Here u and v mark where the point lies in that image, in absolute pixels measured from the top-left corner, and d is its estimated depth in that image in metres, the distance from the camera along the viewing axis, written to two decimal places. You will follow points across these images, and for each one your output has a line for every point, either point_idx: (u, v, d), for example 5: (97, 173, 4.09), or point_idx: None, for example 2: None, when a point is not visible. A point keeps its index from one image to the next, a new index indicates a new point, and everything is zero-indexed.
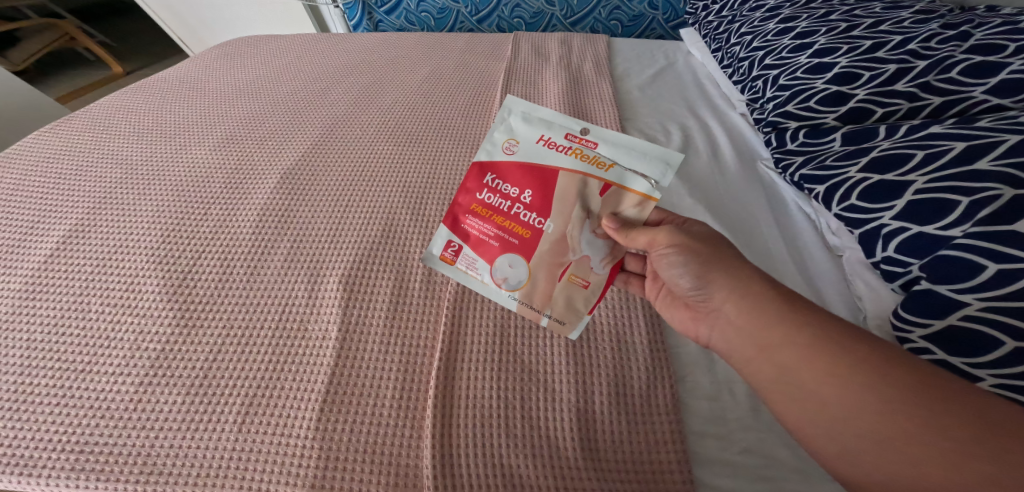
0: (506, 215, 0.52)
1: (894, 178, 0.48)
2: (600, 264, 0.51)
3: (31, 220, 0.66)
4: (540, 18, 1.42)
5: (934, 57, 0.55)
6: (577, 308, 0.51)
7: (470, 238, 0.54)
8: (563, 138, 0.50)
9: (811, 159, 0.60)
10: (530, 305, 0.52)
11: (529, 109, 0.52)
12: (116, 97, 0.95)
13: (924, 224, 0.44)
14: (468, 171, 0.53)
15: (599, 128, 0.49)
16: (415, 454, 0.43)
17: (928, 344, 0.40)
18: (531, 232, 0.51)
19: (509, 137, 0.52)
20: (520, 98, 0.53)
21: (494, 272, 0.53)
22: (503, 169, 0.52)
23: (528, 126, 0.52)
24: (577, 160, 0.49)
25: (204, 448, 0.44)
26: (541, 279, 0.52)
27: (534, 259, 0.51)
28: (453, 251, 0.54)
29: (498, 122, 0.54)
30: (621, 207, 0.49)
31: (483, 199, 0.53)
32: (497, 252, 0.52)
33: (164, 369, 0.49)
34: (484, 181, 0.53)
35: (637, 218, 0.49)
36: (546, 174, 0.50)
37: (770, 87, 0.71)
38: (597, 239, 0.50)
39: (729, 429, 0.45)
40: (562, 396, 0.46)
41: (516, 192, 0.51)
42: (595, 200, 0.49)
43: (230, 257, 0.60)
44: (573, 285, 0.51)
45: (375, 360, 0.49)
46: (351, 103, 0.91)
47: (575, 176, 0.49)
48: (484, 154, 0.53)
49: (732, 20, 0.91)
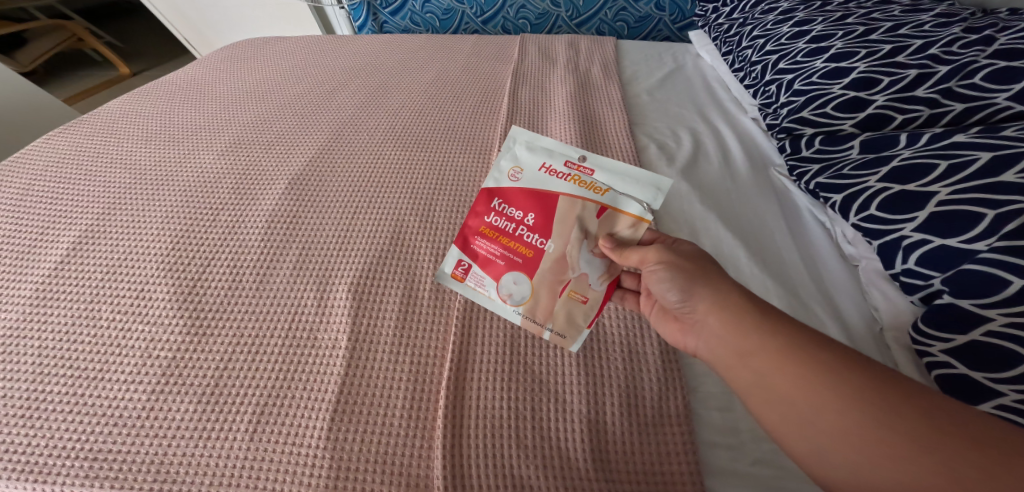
0: (510, 235, 0.55)
1: (916, 188, 0.47)
2: (597, 281, 0.53)
3: (41, 226, 0.66)
4: (546, 19, 1.41)
5: (957, 62, 0.54)
6: (577, 322, 0.52)
7: (478, 258, 0.56)
8: (563, 165, 0.55)
9: (828, 167, 0.59)
10: (533, 319, 0.53)
11: (533, 140, 0.58)
12: (125, 100, 0.96)
13: (946, 237, 0.43)
14: (477, 196, 0.57)
15: (595, 157, 0.54)
16: (425, 464, 0.43)
17: (950, 359, 0.40)
18: (534, 252, 0.54)
19: (515, 165, 0.57)
20: (525, 130, 0.58)
21: (500, 289, 0.54)
22: (509, 194, 0.56)
23: (532, 155, 0.57)
24: (576, 185, 0.53)
25: (216, 457, 0.44)
26: (543, 296, 0.53)
27: (536, 277, 0.54)
28: (463, 269, 0.56)
29: (504, 151, 0.59)
30: (616, 228, 0.52)
31: (490, 221, 0.56)
32: (503, 270, 0.54)
33: (176, 377, 0.49)
34: (491, 205, 0.56)
35: (631, 238, 0.51)
36: (548, 199, 0.54)
37: (784, 92, 0.71)
38: (596, 257, 0.53)
39: (741, 440, 0.44)
40: (573, 407, 0.46)
41: (521, 215, 0.55)
42: (592, 221, 0.52)
43: (239, 264, 0.60)
44: (573, 300, 0.53)
45: (385, 369, 0.49)
46: (357, 107, 0.91)
47: (575, 199, 0.53)
48: (492, 181, 0.57)
49: (744, 23, 0.90)
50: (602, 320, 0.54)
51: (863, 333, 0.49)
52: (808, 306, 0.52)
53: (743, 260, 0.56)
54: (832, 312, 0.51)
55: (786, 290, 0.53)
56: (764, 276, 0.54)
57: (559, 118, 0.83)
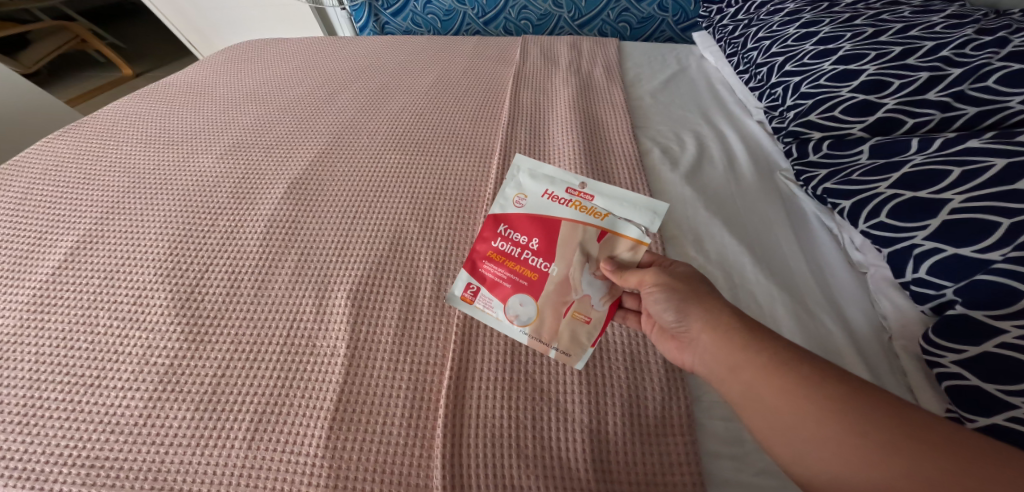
0: (517, 260, 0.52)
1: (928, 196, 0.46)
2: (600, 302, 0.50)
3: (39, 231, 0.66)
4: (548, 20, 1.40)
5: (969, 65, 0.53)
6: (581, 341, 0.50)
7: (486, 281, 0.53)
8: (564, 191, 0.52)
9: (836, 173, 0.58)
10: (540, 338, 0.50)
11: (535, 166, 0.55)
12: (125, 102, 0.95)
13: (959, 247, 0.42)
14: (482, 222, 0.54)
15: (597, 182, 0.51)
16: (424, 475, 0.42)
17: (961, 370, 0.39)
18: (539, 275, 0.51)
19: (519, 191, 0.54)
20: (527, 155, 0.56)
21: (508, 310, 0.52)
22: (513, 219, 0.53)
23: (535, 181, 0.54)
24: (578, 211, 0.51)
25: (213, 466, 0.43)
26: (548, 316, 0.51)
27: (541, 299, 0.51)
28: (472, 291, 0.53)
29: (507, 178, 0.56)
30: (616, 251, 0.50)
31: (496, 247, 0.54)
32: (509, 293, 0.52)
33: (173, 384, 0.49)
34: (498, 229, 0.54)
35: (631, 261, 0.49)
36: (552, 223, 0.51)
37: (791, 95, 0.70)
38: (597, 279, 0.50)
39: (745, 450, 0.43)
40: (575, 416, 0.45)
41: (526, 239, 0.52)
42: (594, 245, 0.50)
43: (238, 269, 0.59)
44: (576, 321, 0.50)
45: (384, 377, 0.48)
46: (358, 109, 0.90)
47: (577, 225, 0.50)
48: (497, 208, 0.55)
49: (749, 24, 0.89)
50: (604, 327, 0.53)
51: (871, 342, 0.48)
52: (815, 314, 0.51)
53: (748, 267, 0.55)
54: (840, 321, 0.50)
55: (792, 298, 0.52)
56: (770, 284, 0.53)
57: (561, 122, 0.82)
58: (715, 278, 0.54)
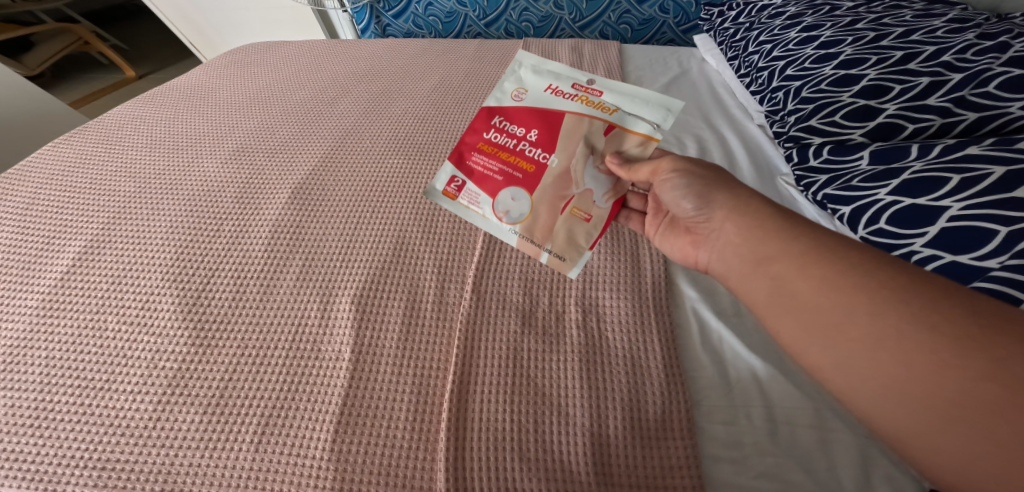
0: (512, 150, 0.56)
1: (927, 203, 0.47)
2: (601, 199, 0.54)
3: (47, 236, 0.67)
4: (549, 22, 1.41)
5: (970, 70, 0.53)
6: (577, 243, 0.55)
7: (477, 172, 0.57)
8: (569, 87, 0.56)
9: (836, 179, 0.58)
10: (530, 240, 0.56)
11: (539, 63, 0.59)
12: (130, 107, 0.96)
13: (958, 254, 0.43)
14: (478, 115, 0.58)
15: (604, 81, 0.55)
16: (428, 477, 0.43)
17: None
18: (535, 167, 0.55)
19: (519, 86, 0.58)
20: (531, 53, 0.59)
21: (498, 206, 0.56)
22: (512, 113, 0.57)
23: (538, 77, 0.58)
24: (582, 104, 0.54)
25: (221, 468, 0.44)
26: (543, 214, 0.55)
27: (536, 191, 0.55)
28: (455, 186, 0.58)
29: (510, 74, 0.60)
30: (623, 147, 0.53)
31: (489, 138, 0.57)
32: (501, 186, 0.56)
33: (181, 388, 0.50)
34: (493, 123, 0.58)
35: (639, 155, 0.52)
36: (552, 117, 0.55)
37: (791, 99, 0.70)
38: (602, 174, 0.54)
39: (745, 454, 0.43)
40: (575, 420, 0.45)
41: (522, 129, 0.56)
42: (599, 139, 0.53)
43: (243, 274, 0.60)
44: (574, 219, 0.55)
45: (388, 381, 0.49)
46: (361, 113, 0.91)
47: (580, 118, 0.54)
48: (494, 101, 0.58)
49: (750, 27, 0.89)
50: (603, 331, 0.52)
51: None
52: None
53: None
54: None
55: None
56: None
57: None
58: (715, 284, 0.56)
